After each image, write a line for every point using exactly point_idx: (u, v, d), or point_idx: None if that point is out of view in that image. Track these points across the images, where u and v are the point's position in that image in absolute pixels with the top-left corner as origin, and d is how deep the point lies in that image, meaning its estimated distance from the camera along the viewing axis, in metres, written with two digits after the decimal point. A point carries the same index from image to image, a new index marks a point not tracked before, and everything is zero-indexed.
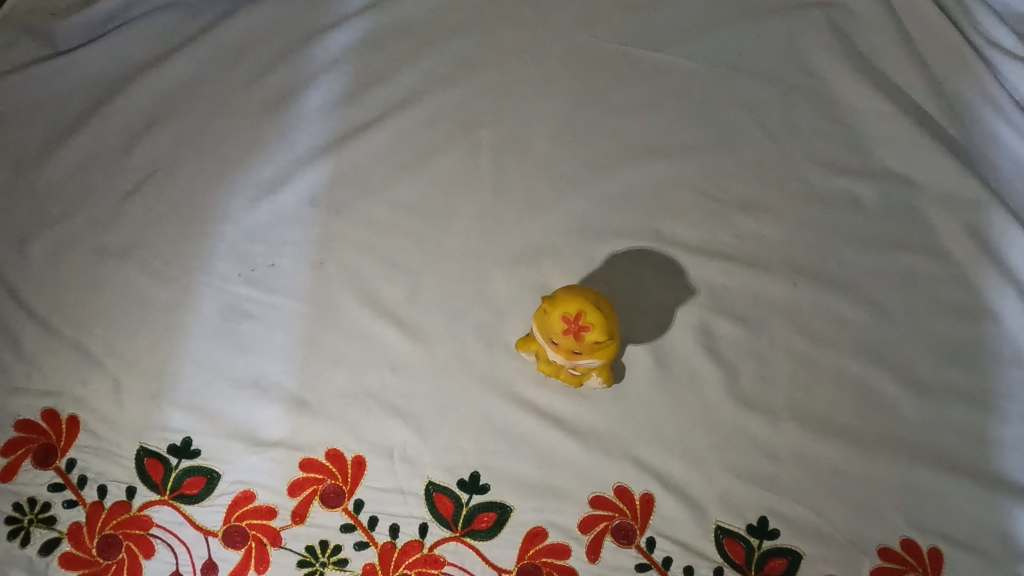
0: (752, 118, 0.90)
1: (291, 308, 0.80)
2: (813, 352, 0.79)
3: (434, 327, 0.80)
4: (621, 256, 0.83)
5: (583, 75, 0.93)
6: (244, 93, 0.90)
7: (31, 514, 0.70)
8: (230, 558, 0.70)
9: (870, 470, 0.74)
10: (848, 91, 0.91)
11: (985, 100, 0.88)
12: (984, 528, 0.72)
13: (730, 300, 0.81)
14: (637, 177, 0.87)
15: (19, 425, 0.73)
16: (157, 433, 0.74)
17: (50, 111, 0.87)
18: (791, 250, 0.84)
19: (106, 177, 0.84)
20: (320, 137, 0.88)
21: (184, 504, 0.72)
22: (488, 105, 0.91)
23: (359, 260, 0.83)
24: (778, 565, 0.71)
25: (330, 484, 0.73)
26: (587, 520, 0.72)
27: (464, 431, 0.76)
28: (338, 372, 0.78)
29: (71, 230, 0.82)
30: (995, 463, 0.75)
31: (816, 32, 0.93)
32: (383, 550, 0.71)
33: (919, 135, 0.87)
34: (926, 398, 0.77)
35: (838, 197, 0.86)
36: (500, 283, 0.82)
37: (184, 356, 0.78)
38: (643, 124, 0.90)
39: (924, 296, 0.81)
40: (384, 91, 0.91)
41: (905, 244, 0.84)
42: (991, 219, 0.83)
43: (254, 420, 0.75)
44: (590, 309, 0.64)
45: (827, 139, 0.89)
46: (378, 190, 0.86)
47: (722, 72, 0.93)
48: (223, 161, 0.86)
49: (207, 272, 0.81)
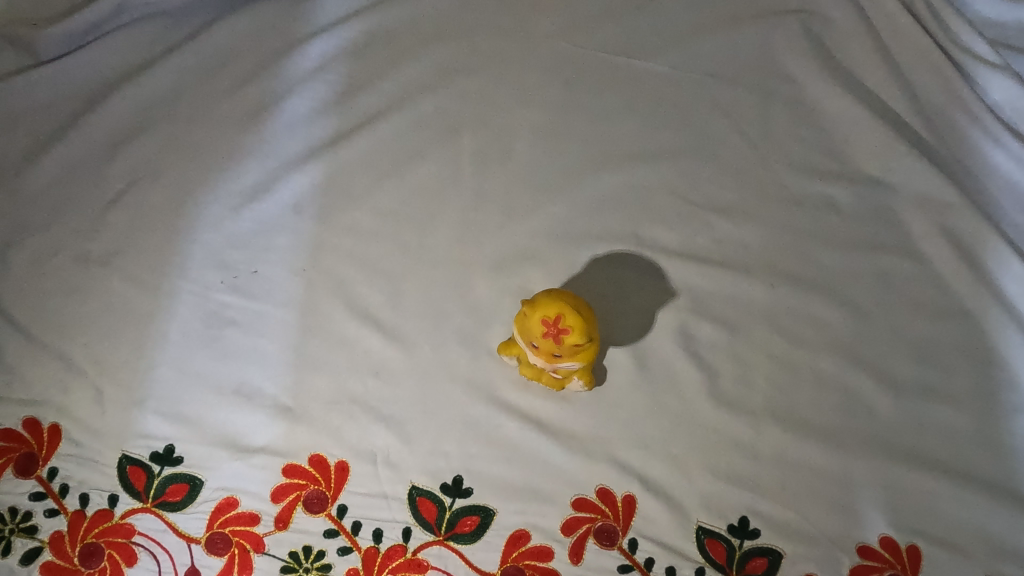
0: (730, 124, 0.92)
1: (274, 315, 0.81)
2: (792, 353, 0.80)
3: (417, 332, 0.80)
4: (602, 260, 0.84)
5: (563, 82, 0.94)
6: (227, 101, 0.90)
7: (13, 523, 0.70)
8: (213, 564, 0.70)
9: (848, 468, 0.75)
10: (824, 97, 0.92)
11: (957, 104, 0.90)
12: (961, 525, 0.73)
13: (710, 303, 0.82)
14: (617, 182, 0.88)
15: (1, 434, 0.73)
16: (140, 440, 0.74)
17: (32, 120, 0.87)
18: (769, 253, 0.85)
19: (89, 185, 0.85)
20: (303, 145, 0.89)
21: (167, 511, 0.72)
22: (470, 112, 0.92)
23: (342, 266, 0.83)
24: (760, 564, 0.72)
25: (314, 490, 0.73)
26: (571, 522, 0.73)
27: (447, 435, 0.76)
28: (321, 378, 0.78)
29: (53, 240, 0.82)
30: (971, 461, 0.76)
31: (792, 39, 0.95)
32: (367, 554, 0.71)
33: (893, 139, 0.88)
34: (902, 397, 0.78)
35: (815, 200, 0.87)
36: (482, 288, 0.83)
37: (167, 363, 0.78)
38: (623, 129, 0.91)
39: (899, 296, 0.83)
40: (366, 99, 0.92)
41: (881, 246, 0.85)
42: (964, 221, 0.84)
43: (237, 427, 0.76)
44: (569, 312, 0.65)
45: (803, 143, 0.90)
46: (361, 196, 0.87)
47: (699, 79, 0.94)
48: (205, 168, 0.87)
49: (190, 280, 0.82)
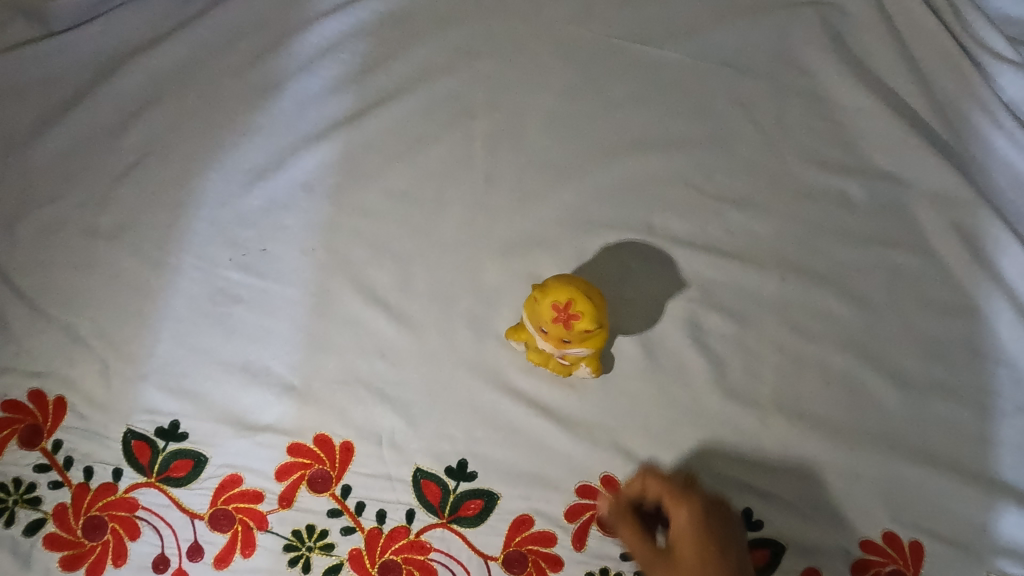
0: (744, 114, 0.91)
1: (283, 294, 0.80)
2: (801, 346, 0.80)
3: (424, 315, 0.80)
4: (613, 248, 0.84)
5: (577, 69, 0.93)
6: (238, 78, 0.89)
7: (16, 494, 0.70)
8: (216, 541, 0.70)
9: (853, 463, 0.75)
10: (840, 90, 0.91)
11: (974, 101, 0.89)
12: (964, 522, 0.73)
13: (719, 294, 0.82)
14: (630, 171, 0.87)
15: (6, 405, 0.73)
16: (144, 415, 0.74)
17: (42, 90, 0.87)
18: (780, 245, 0.84)
19: (99, 158, 0.84)
20: (314, 124, 0.88)
21: (171, 486, 0.72)
22: (483, 96, 0.91)
23: (352, 247, 0.83)
24: (761, 556, 0.72)
25: (319, 469, 0.73)
26: (574, 508, 0.73)
27: (453, 418, 0.76)
28: (328, 358, 0.78)
29: (61, 212, 0.81)
30: (976, 458, 0.76)
31: (810, 31, 0.94)
32: (369, 535, 0.71)
33: (908, 134, 0.88)
34: (910, 394, 0.78)
35: (828, 194, 0.87)
36: (491, 273, 0.82)
37: (172, 339, 0.78)
38: (636, 117, 0.90)
39: (910, 293, 0.82)
40: (379, 80, 0.91)
41: (893, 242, 0.84)
42: (978, 219, 0.84)
43: (243, 405, 0.75)
44: (580, 298, 0.65)
45: (818, 136, 0.90)
46: (371, 177, 0.86)
47: (714, 69, 0.93)
48: (215, 144, 0.86)
49: (198, 256, 0.81)
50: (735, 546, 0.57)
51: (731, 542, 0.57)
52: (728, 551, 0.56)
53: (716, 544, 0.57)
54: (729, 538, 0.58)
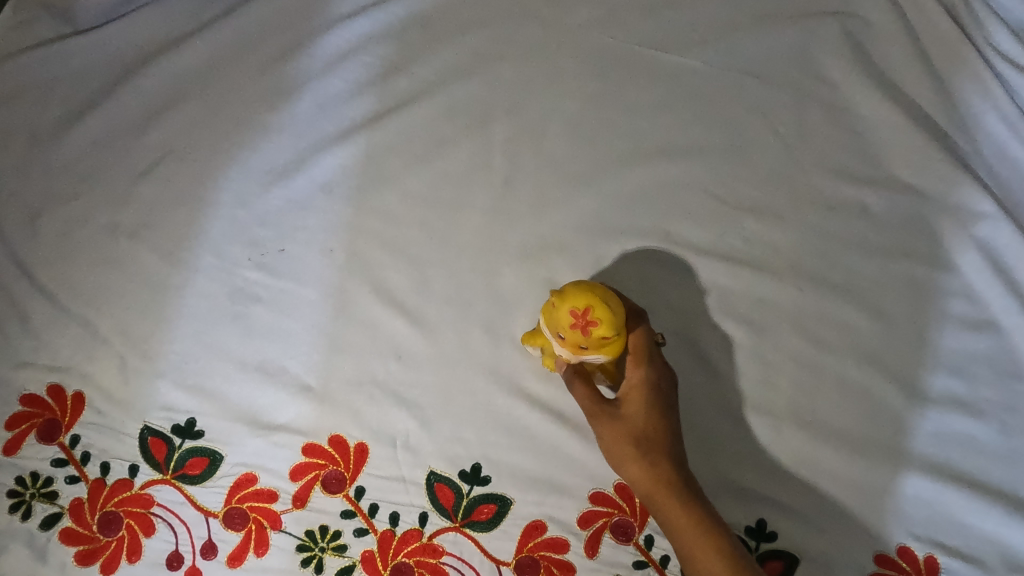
0: (765, 123, 0.90)
1: (301, 295, 0.81)
2: (818, 358, 0.79)
3: (441, 319, 0.80)
4: (631, 256, 0.84)
5: (596, 75, 0.92)
6: (257, 78, 0.89)
7: (33, 488, 0.72)
8: (230, 539, 0.72)
9: (866, 476, 0.76)
10: (863, 101, 0.90)
11: (997, 115, 0.88)
12: (977, 537, 0.74)
13: (736, 303, 0.82)
14: (647, 178, 0.87)
15: (25, 400, 0.75)
16: (161, 412, 0.75)
17: (64, 88, 0.88)
18: (798, 256, 0.84)
19: (119, 157, 0.85)
20: (334, 126, 0.88)
21: (186, 484, 0.73)
22: (501, 100, 0.91)
23: (370, 249, 0.83)
24: (775, 567, 0.74)
25: (333, 470, 0.74)
26: (587, 515, 0.73)
27: (468, 423, 0.76)
28: (345, 359, 0.78)
29: (81, 209, 0.82)
30: (993, 475, 0.75)
31: (835, 39, 0.92)
32: (382, 537, 0.72)
33: (930, 147, 0.87)
34: (927, 408, 0.77)
35: (849, 205, 0.86)
36: (508, 278, 0.82)
37: (189, 337, 0.78)
38: (655, 124, 0.90)
39: (930, 306, 0.81)
40: (397, 83, 0.91)
41: (913, 254, 0.84)
42: (1001, 234, 0.83)
43: (260, 404, 0.76)
44: (598, 305, 0.65)
45: (839, 147, 0.89)
46: (390, 180, 0.87)
47: (736, 77, 0.92)
48: (235, 145, 0.86)
49: (217, 255, 0.82)
50: (671, 408, 0.72)
51: (670, 403, 0.72)
52: (670, 414, 0.71)
53: (664, 406, 0.71)
54: (671, 400, 0.72)
